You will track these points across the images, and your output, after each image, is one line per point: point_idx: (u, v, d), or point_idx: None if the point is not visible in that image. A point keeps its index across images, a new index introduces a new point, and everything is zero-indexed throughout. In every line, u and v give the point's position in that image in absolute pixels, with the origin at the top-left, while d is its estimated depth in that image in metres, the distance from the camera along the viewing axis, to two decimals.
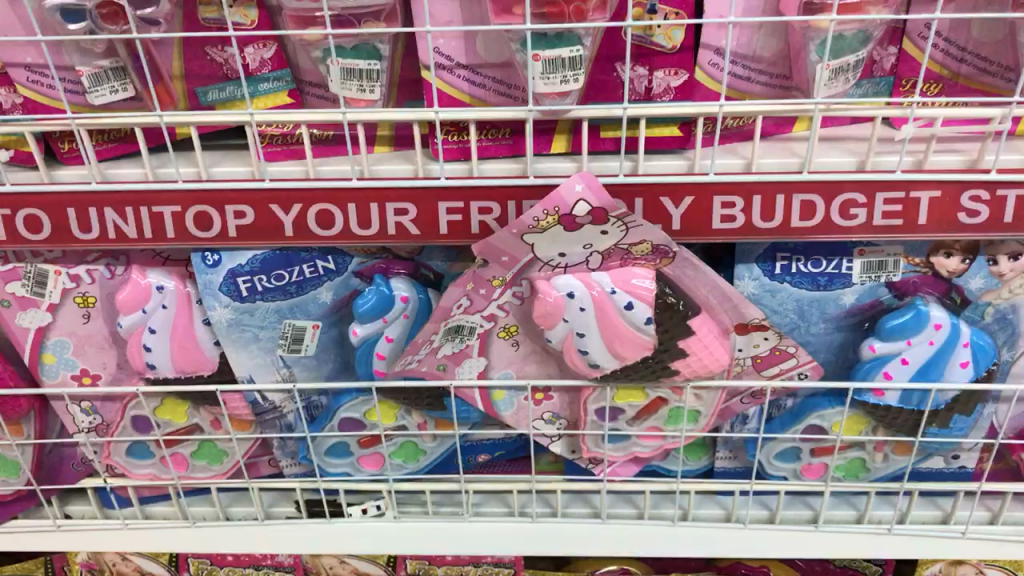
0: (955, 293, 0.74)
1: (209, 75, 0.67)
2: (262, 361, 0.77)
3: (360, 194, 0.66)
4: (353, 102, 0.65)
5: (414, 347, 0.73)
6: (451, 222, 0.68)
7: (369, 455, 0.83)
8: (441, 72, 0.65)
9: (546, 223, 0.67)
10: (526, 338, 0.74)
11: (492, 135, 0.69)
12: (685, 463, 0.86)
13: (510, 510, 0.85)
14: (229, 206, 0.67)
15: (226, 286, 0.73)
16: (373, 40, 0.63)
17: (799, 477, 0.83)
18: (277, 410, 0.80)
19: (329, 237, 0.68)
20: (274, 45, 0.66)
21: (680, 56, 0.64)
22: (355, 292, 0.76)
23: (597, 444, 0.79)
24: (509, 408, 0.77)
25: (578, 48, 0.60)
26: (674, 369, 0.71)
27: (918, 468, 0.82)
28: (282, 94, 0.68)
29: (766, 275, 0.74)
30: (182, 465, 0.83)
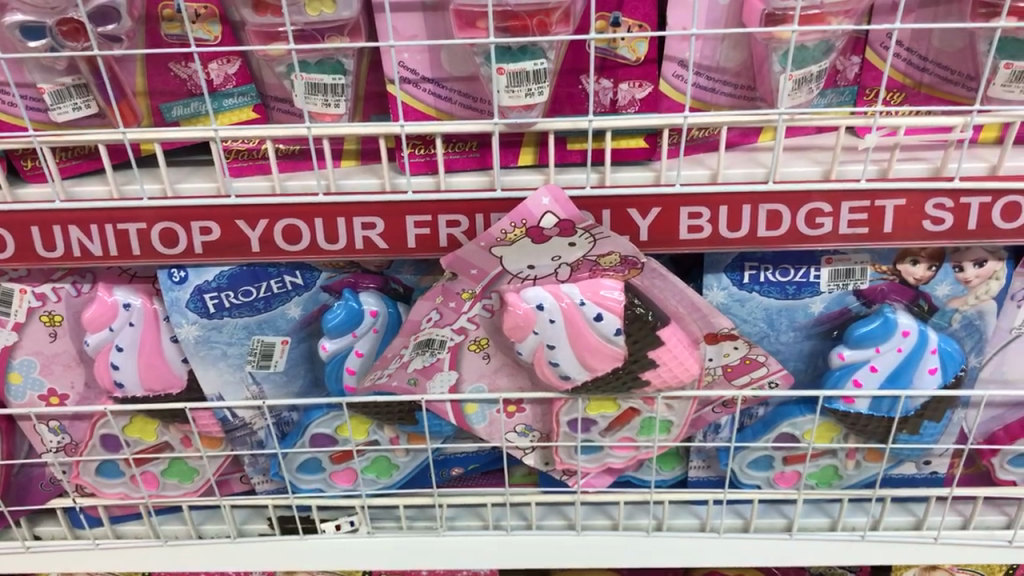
0: (923, 300, 0.74)
1: (173, 91, 0.67)
2: (231, 377, 0.75)
3: (327, 210, 0.66)
4: (318, 116, 0.65)
5: (384, 362, 0.73)
6: (419, 235, 0.68)
7: (342, 470, 0.82)
8: (406, 86, 0.65)
9: (514, 236, 0.67)
10: (497, 351, 0.74)
11: (459, 148, 0.68)
12: (659, 473, 0.86)
13: (485, 524, 0.85)
14: (195, 222, 0.67)
15: (194, 304, 0.71)
16: (337, 55, 0.63)
17: (772, 485, 0.84)
18: (248, 427, 0.79)
19: (296, 253, 0.68)
20: (239, 60, 0.66)
21: (645, 68, 0.64)
22: (324, 307, 0.75)
23: (570, 455, 0.80)
24: (482, 421, 0.78)
25: (542, 61, 0.61)
26: (645, 380, 0.71)
27: (890, 474, 0.83)
28: (247, 110, 0.67)
29: (735, 284, 0.74)
30: (153, 484, 0.83)
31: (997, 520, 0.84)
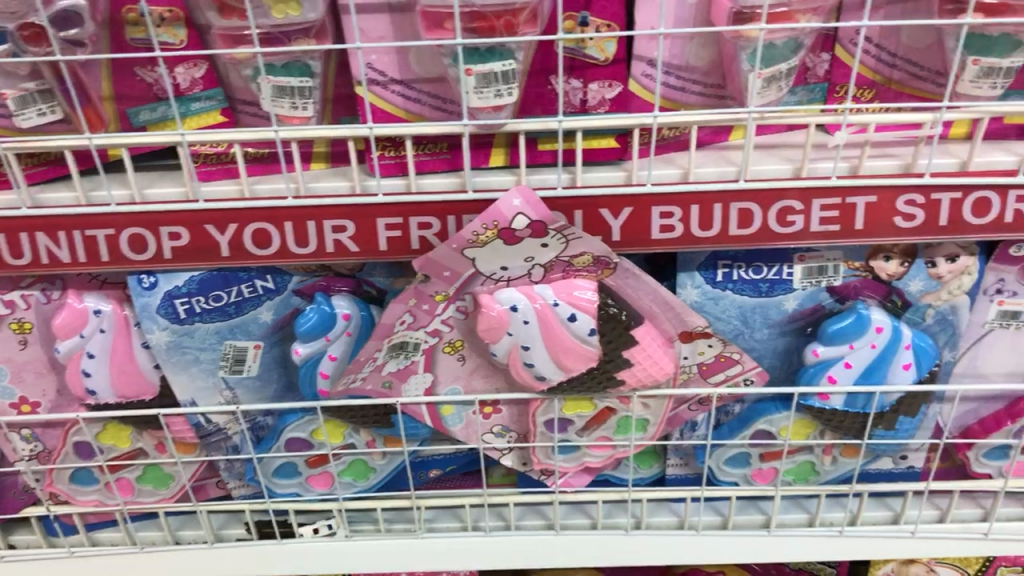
0: (896, 296, 0.74)
1: (139, 96, 0.66)
2: (204, 383, 0.74)
3: (297, 213, 0.66)
4: (286, 119, 0.65)
5: (358, 366, 0.73)
6: (390, 238, 0.67)
7: (318, 474, 0.81)
8: (374, 88, 0.64)
9: (485, 237, 0.66)
10: (473, 353, 0.73)
11: (429, 150, 0.68)
12: (637, 472, 0.86)
13: (464, 525, 0.85)
14: (164, 228, 0.66)
15: (165, 309, 0.71)
16: (304, 57, 0.63)
17: (749, 482, 0.84)
18: (222, 432, 0.79)
19: (266, 257, 0.68)
20: (205, 64, 0.66)
21: (615, 67, 0.64)
22: (296, 310, 0.74)
23: (547, 455, 0.80)
24: (458, 422, 0.78)
25: (510, 62, 0.60)
26: (620, 380, 0.71)
27: (867, 469, 0.83)
28: (214, 114, 0.67)
29: (708, 283, 0.74)
30: (128, 490, 0.82)
31: (973, 513, 0.84)
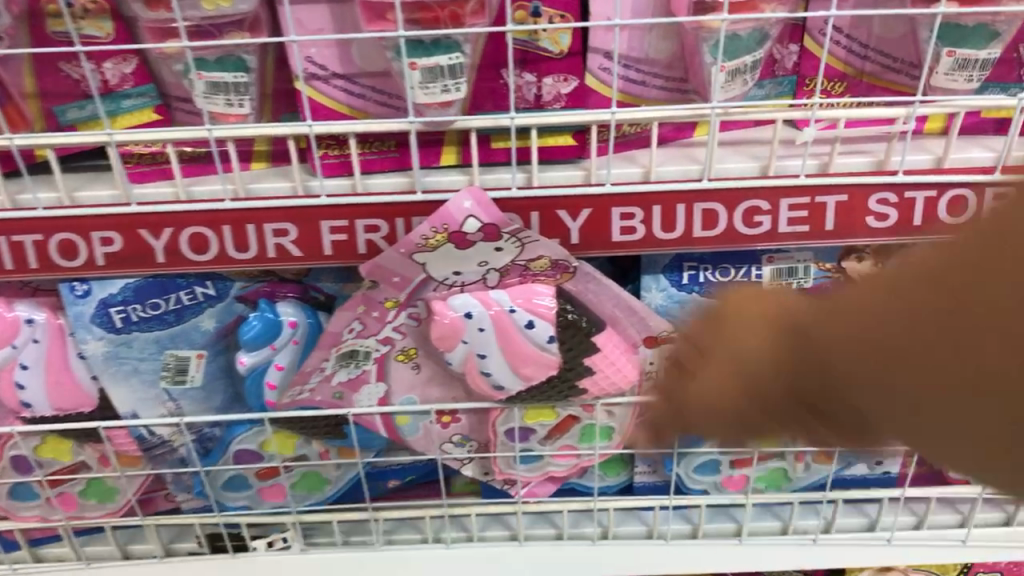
0: None
1: (66, 93, 0.62)
2: (144, 394, 0.70)
3: (235, 216, 0.62)
4: (222, 117, 0.61)
5: (304, 377, 0.69)
6: (335, 242, 0.64)
7: (269, 487, 0.78)
8: (314, 82, 0.61)
9: (435, 241, 0.63)
10: (427, 360, 0.69)
11: (375, 148, 0.63)
12: (603, 479, 0.82)
13: (424, 537, 0.82)
14: (95, 232, 0.63)
15: (99, 318, 0.67)
16: (238, 51, 0.59)
17: (720, 489, 0.80)
18: (168, 445, 0.75)
19: (204, 262, 0.64)
20: (135, 58, 0.61)
21: (570, 61, 0.60)
22: (240, 318, 0.70)
23: (509, 464, 0.77)
24: (415, 432, 0.74)
25: (456, 55, 0.57)
26: (583, 388, 0.68)
27: (841, 475, 0.80)
28: (148, 111, 0.63)
29: (674, 285, 0.70)
30: (71, 506, 0.78)
31: (949, 520, 0.81)
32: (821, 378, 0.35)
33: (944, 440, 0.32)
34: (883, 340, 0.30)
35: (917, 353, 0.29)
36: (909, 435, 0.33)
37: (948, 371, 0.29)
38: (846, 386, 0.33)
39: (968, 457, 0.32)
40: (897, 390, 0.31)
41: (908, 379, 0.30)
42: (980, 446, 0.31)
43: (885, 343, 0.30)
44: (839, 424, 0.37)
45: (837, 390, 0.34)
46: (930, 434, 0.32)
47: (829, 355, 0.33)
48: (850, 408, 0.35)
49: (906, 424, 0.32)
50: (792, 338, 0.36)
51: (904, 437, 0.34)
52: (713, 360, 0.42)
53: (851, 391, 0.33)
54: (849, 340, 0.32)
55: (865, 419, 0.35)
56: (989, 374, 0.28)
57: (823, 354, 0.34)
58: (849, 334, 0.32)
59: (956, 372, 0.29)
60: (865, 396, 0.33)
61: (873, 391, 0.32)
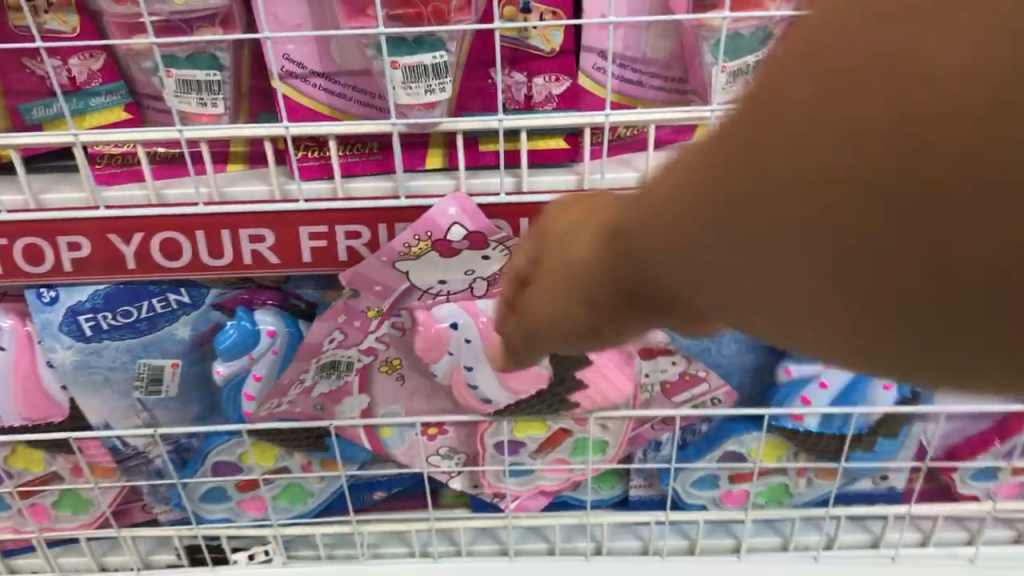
0: None
1: (31, 90, 0.59)
2: (117, 406, 0.68)
3: (209, 221, 0.59)
4: (194, 117, 0.57)
5: (282, 389, 0.65)
6: (315, 248, 0.61)
7: (250, 499, 0.75)
8: (291, 81, 0.57)
9: (418, 249, 0.60)
10: (413, 371, 0.67)
11: (357, 150, 0.60)
12: (597, 493, 0.79)
13: (411, 551, 0.79)
14: (62, 237, 0.59)
15: (68, 326, 0.64)
16: (211, 47, 0.56)
17: (718, 505, 0.77)
18: (143, 456, 0.72)
19: (177, 269, 0.61)
20: (103, 54, 0.58)
21: (560, 60, 0.57)
22: (217, 326, 0.67)
23: (498, 478, 0.74)
24: (400, 445, 0.71)
25: (441, 53, 0.53)
26: (574, 403, 0.65)
27: (844, 491, 0.77)
28: (118, 110, 0.59)
29: None
30: (44, 517, 0.75)
31: (957, 538, 0.78)
32: (697, 247, 0.26)
33: (875, 301, 0.22)
34: (813, 148, 0.21)
35: (863, 158, 0.20)
36: (823, 306, 0.24)
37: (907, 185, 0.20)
38: (740, 242, 0.24)
39: (904, 335, 0.23)
40: (817, 222, 0.22)
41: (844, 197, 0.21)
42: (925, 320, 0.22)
43: (816, 150, 0.21)
44: (726, 312, 0.27)
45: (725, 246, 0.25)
46: (850, 300, 0.23)
47: (719, 190, 0.24)
48: (746, 280, 0.25)
49: (826, 285, 0.23)
50: (666, 186, 0.26)
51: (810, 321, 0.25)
52: (546, 275, 0.34)
53: (750, 239, 0.24)
54: (748, 162, 0.23)
55: (763, 298, 0.25)
56: (967, 192, 0.19)
57: (709, 191, 0.24)
58: (747, 154, 0.22)
59: (918, 187, 0.19)
60: (772, 245, 0.23)
61: (789, 230, 0.23)
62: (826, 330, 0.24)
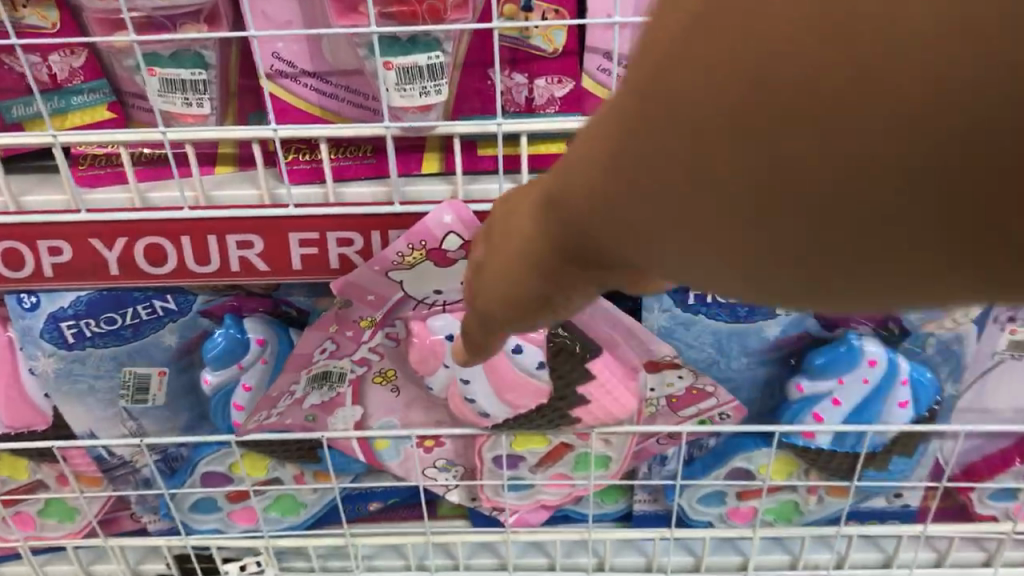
0: (891, 322, 0.65)
1: (10, 88, 0.56)
2: (102, 414, 0.66)
3: (195, 226, 0.56)
4: (179, 118, 0.55)
5: (271, 401, 0.62)
6: (305, 256, 0.58)
7: (241, 509, 0.73)
8: (281, 81, 0.55)
9: (412, 258, 0.58)
10: (408, 383, 0.65)
11: (350, 153, 0.57)
12: (600, 507, 0.76)
13: (407, 564, 0.77)
14: (42, 241, 0.57)
15: (49, 333, 0.62)
16: (196, 45, 0.53)
17: (726, 521, 0.74)
18: (129, 466, 0.70)
19: (162, 275, 0.59)
20: (84, 51, 0.56)
21: (564, 61, 0.55)
22: (205, 333, 0.65)
23: (497, 492, 0.72)
24: (395, 457, 0.69)
25: (436, 54, 0.51)
26: (575, 418, 0.62)
27: (858, 507, 0.74)
28: (101, 109, 0.57)
29: (678, 306, 0.64)
30: (28, 525, 0.73)
31: (973, 558, 0.75)
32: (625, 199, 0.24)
33: (858, 224, 0.20)
34: (778, 51, 0.18)
35: (849, 53, 0.18)
36: (791, 250, 0.21)
37: (905, 81, 0.17)
38: (681, 182, 0.21)
39: (889, 264, 0.20)
40: (779, 139, 0.19)
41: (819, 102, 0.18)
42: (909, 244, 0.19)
43: (778, 53, 0.18)
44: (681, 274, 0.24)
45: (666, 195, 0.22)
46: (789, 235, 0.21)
47: (660, 125, 0.21)
48: (700, 232, 0.22)
49: (804, 221, 0.20)
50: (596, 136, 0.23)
51: (785, 268, 0.21)
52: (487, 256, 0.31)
53: (692, 178, 0.21)
54: (695, 81, 0.20)
55: (724, 251, 0.22)
56: (973, 82, 0.17)
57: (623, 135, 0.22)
58: (691, 78, 0.20)
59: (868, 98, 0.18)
60: (728, 180, 0.20)
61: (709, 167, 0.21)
62: (800, 279, 0.22)
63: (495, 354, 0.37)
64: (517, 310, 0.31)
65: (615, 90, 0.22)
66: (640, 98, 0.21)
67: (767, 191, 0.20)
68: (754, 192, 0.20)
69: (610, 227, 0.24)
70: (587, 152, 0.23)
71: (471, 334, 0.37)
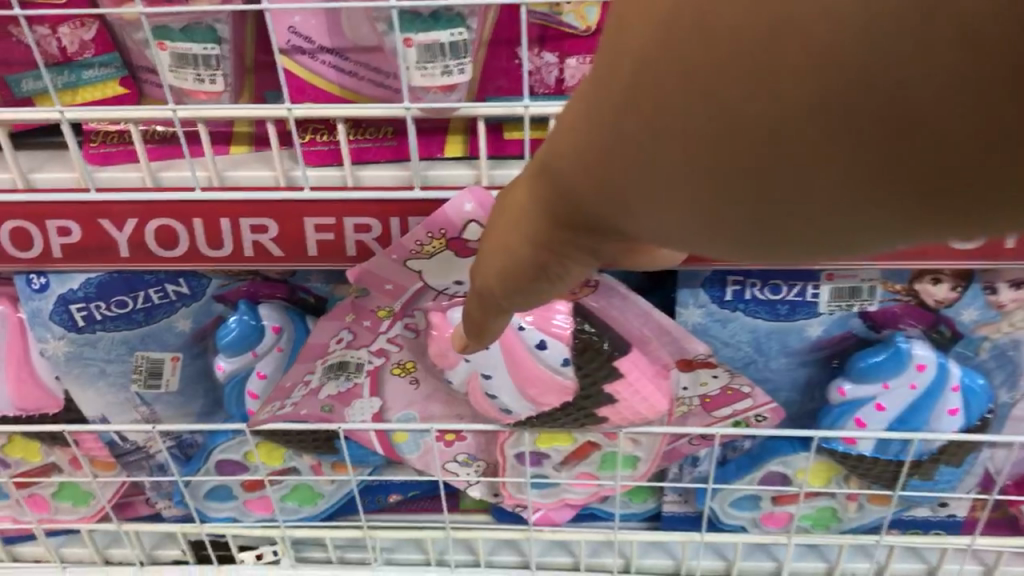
0: (944, 326, 0.60)
1: (18, 61, 0.54)
2: (114, 399, 0.65)
3: (207, 208, 0.54)
4: (192, 95, 0.52)
5: (285, 390, 0.61)
6: (320, 242, 0.55)
7: (257, 498, 0.71)
8: (298, 57, 0.52)
9: (431, 248, 0.54)
10: (428, 376, 0.62)
11: (371, 134, 0.55)
12: (627, 507, 0.73)
13: (427, 558, 0.74)
14: (50, 221, 0.55)
15: (59, 315, 0.60)
16: (208, 18, 0.50)
17: (759, 526, 0.71)
18: (142, 451, 0.68)
19: (174, 258, 0.56)
20: (95, 23, 0.53)
21: (598, 39, 0.51)
22: (219, 318, 0.63)
23: (520, 488, 0.69)
24: (414, 450, 0.66)
25: (459, 31, 0.47)
26: (602, 416, 0.59)
27: (900, 517, 0.70)
28: (113, 84, 0.55)
29: (714, 302, 0.60)
30: (43, 508, 0.71)
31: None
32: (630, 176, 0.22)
33: (885, 181, 0.19)
34: (810, 8, 0.17)
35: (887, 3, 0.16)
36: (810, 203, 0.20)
37: (945, 40, 0.16)
38: (695, 150, 0.20)
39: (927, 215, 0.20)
40: (806, 104, 0.18)
41: (844, 65, 0.17)
42: (940, 198, 0.19)
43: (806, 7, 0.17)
44: (691, 240, 0.24)
45: (678, 165, 0.21)
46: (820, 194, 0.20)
47: (668, 95, 0.20)
48: (716, 200, 0.21)
49: (828, 181, 0.19)
50: (591, 106, 0.22)
51: (806, 224, 0.21)
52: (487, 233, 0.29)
53: (708, 144, 0.20)
54: (707, 47, 0.19)
55: (739, 216, 0.21)
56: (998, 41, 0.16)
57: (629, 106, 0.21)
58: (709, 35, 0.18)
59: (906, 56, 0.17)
60: (745, 143, 0.19)
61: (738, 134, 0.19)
62: (826, 231, 0.21)
63: (490, 331, 0.35)
64: (512, 287, 0.30)
65: (609, 60, 0.21)
66: (647, 65, 0.20)
67: (788, 151, 0.19)
68: (776, 155, 0.19)
69: (616, 200, 0.23)
70: (583, 122, 0.22)
71: (465, 310, 0.35)
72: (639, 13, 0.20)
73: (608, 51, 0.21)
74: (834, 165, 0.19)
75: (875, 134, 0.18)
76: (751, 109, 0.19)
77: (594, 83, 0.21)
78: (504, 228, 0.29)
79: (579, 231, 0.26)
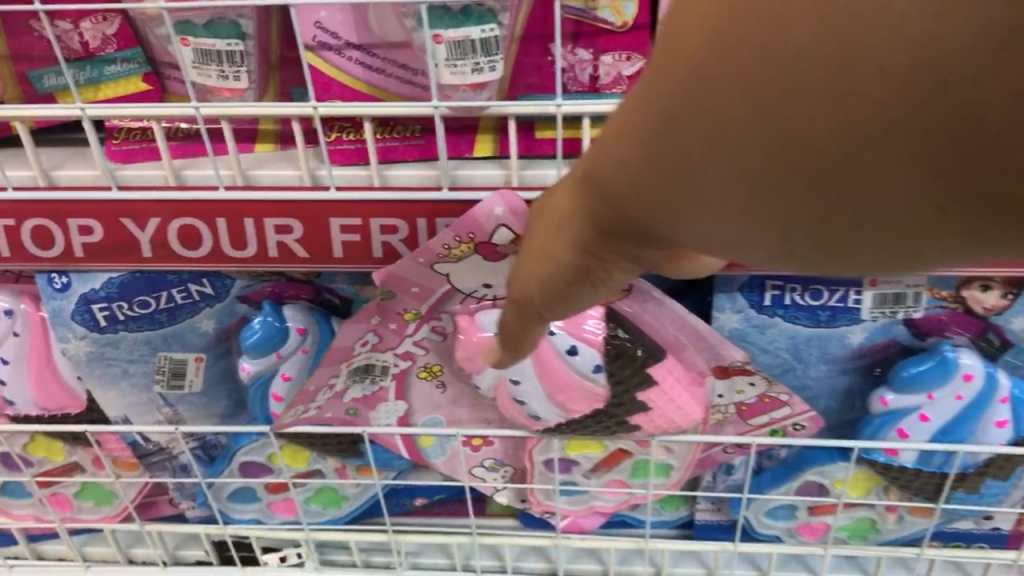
0: (993, 334, 0.58)
1: (41, 56, 0.53)
2: (137, 399, 0.64)
3: (230, 208, 0.52)
4: (217, 92, 0.51)
5: (308, 394, 0.59)
6: (346, 243, 0.54)
7: (281, 500, 0.70)
8: (325, 53, 0.50)
9: (459, 251, 0.53)
10: (454, 379, 0.60)
11: (398, 133, 0.53)
12: (658, 514, 0.71)
13: (452, 563, 0.73)
14: (71, 220, 0.54)
15: (81, 315, 0.59)
16: (232, 13, 0.49)
17: (794, 536, 0.69)
18: (165, 452, 0.67)
19: (197, 258, 0.55)
20: (118, 17, 0.52)
21: (634, 36, 0.49)
22: (243, 319, 0.61)
23: (548, 495, 0.67)
24: (440, 455, 0.65)
25: (491, 27, 0.45)
26: (634, 425, 0.58)
27: (942, 530, 0.67)
28: (135, 80, 0.54)
29: (752, 307, 0.58)
30: (66, 507, 0.71)
31: None
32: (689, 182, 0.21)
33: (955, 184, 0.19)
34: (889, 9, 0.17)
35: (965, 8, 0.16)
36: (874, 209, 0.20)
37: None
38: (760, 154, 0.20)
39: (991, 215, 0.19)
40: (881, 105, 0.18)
41: (932, 70, 0.17)
42: (1009, 203, 0.19)
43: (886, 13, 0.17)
44: (740, 249, 0.23)
45: (739, 169, 0.20)
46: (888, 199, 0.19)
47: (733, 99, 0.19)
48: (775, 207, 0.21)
49: (902, 181, 0.19)
50: (643, 113, 0.21)
51: (868, 232, 0.21)
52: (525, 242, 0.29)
53: (772, 148, 0.20)
54: (776, 52, 0.18)
55: (797, 224, 0.21)
56: None
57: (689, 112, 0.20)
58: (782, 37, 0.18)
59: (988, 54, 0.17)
60: (813, 153, 0.19)
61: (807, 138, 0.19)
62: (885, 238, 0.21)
63: (523, 343, 0.34)
64: (551, 295, 0.28)
65: (664, 61, 0.20)
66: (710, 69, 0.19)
67: (857, 156, 0.19)
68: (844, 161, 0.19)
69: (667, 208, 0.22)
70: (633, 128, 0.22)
71: (501, 320, 0.33)
72: (703, 19, 0.19)
73: (666, 57, 0.20)
74: (909, 164, 0.18)
75: (953, 146, 0.18)
76: (822, 117, 0.18)
77: (647, 89, 0.21)
78: (541, 236, 0.27)
79: (625, 239, 0.25)
